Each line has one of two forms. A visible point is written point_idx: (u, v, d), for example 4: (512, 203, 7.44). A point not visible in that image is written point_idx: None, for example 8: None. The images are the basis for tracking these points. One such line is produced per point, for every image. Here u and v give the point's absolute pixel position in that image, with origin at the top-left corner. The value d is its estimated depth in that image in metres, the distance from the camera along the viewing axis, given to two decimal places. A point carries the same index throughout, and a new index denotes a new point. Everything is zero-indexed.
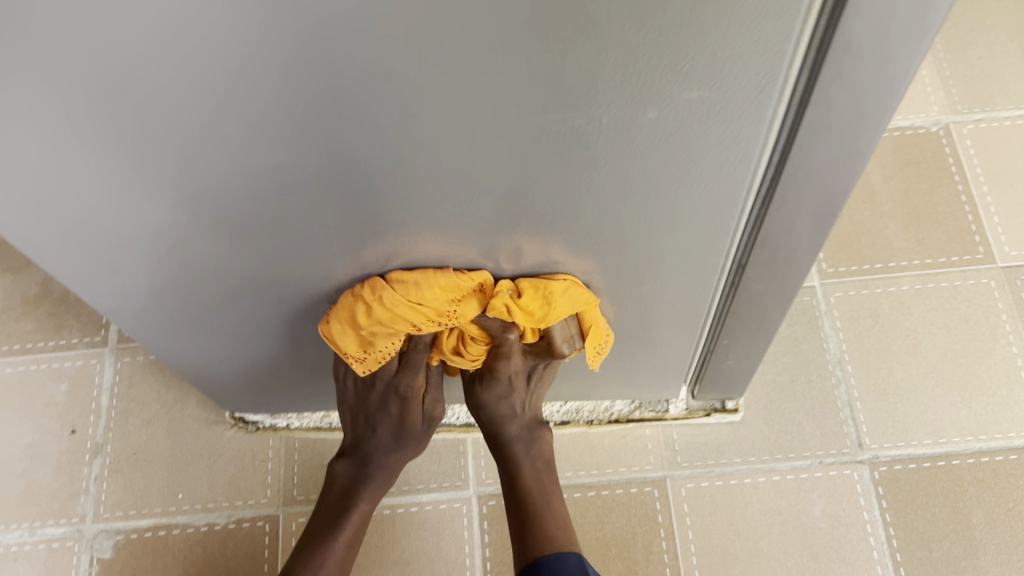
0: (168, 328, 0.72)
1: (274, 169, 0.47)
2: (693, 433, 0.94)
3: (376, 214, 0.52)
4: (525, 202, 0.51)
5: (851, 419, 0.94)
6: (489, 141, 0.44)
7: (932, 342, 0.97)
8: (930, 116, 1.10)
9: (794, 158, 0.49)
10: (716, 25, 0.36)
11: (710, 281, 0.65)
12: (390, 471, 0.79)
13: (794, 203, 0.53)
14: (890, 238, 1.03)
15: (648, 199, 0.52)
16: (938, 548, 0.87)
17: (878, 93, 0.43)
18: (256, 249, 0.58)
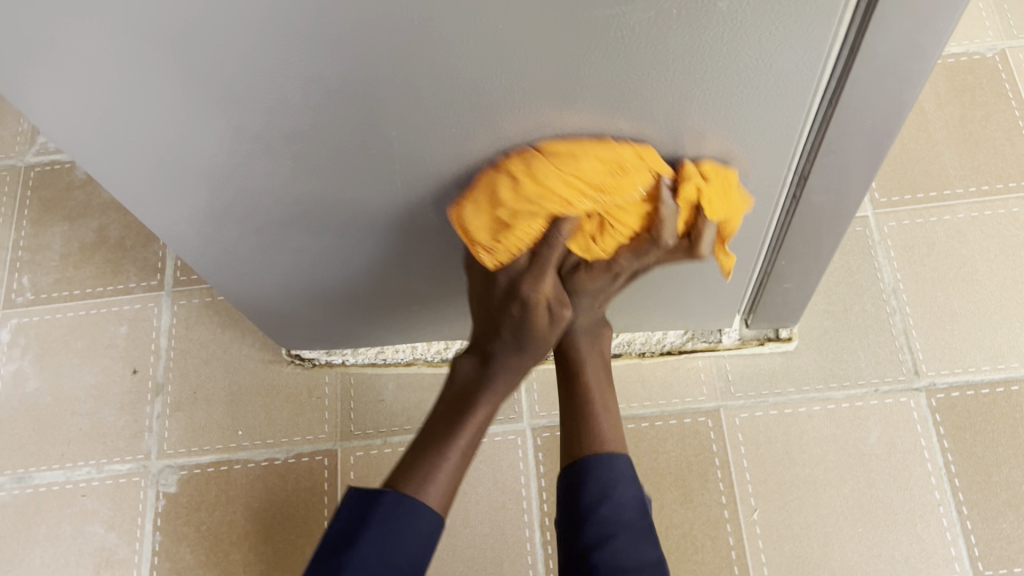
0: (230, 255, 0.73)
1: (336, 63, 0.48)
2: (745, 363, 0.94)
3: (437, 106, 0.52)
4: (587, 92, 0.50)
5: (906, 346, 0.93)
6: (554, 27, 0.44)
7: (990, 269, 0.96)
8: (986, 41, 1.07)
9: (865, 49, 0.48)
10: None
11: (772, 199, 0.63)
12: (518, 372, 0.69)
13: (866, 92, 0.52)
14: (945, 166, 1.01)
15: (714, 92, 0.50)
16: (997, 472, 0.87)
17: None
18: (317, 164, 0.59)
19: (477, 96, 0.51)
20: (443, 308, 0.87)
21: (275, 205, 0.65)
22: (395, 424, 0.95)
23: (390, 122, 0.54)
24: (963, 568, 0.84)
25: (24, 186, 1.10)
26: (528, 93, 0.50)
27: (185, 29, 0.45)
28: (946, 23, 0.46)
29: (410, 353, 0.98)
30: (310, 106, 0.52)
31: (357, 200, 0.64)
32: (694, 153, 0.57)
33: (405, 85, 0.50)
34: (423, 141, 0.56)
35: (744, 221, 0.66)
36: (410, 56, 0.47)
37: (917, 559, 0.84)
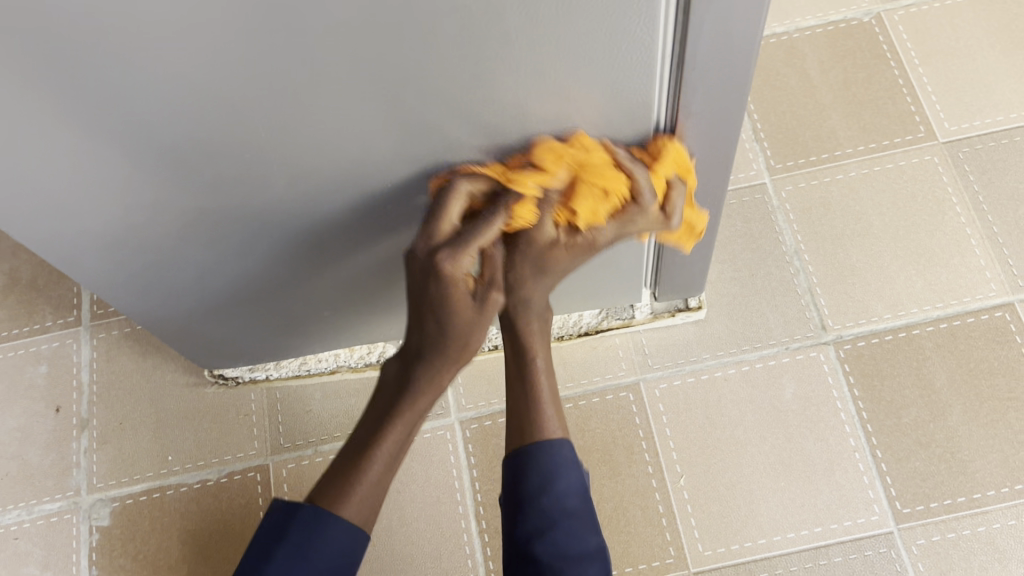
0: (131, 279, 0.74)
1: (192, 101, 0.49)
2: (660, 335, 0.96)
3: (288, 113, 0.51)
4: (437, 79, 0.50)
5: (812, 303, 0.96)
6: (396, 59, 0.47)
7: (883, 221, 1.00)
8: (862, 6, 1.11)
9: (691, 54, 0.52)
10: None
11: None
12: (442, 371, 0.62)
13: (709, 48, 0.51)
14: (834, 128, 1.05)
15: (563, 64, 0.50)
16: (906, 414, 0.90)
17: None
18: (198, 184, 0.60)
19: (340, 127, 0.54)
20: (355, 312, 0.87)
21: (161, 224, 0.65)
22: (325, 433, 0.96)
23: (247, 137, 0.54)
24: (882, 509, 0.87)
25: None
26: (376, 89, 0.50)
27: (10, 60, 0.45)
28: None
29: (334, 360, 0.97)
30: (169, 137, 0.53)
31: (241, 210, 0.65)
32: None
33: (245, 96, 0.49)
34: (287, 150, 0.56)
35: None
36: (241, 68, 0.47)
37: (838, 505, 0.88)
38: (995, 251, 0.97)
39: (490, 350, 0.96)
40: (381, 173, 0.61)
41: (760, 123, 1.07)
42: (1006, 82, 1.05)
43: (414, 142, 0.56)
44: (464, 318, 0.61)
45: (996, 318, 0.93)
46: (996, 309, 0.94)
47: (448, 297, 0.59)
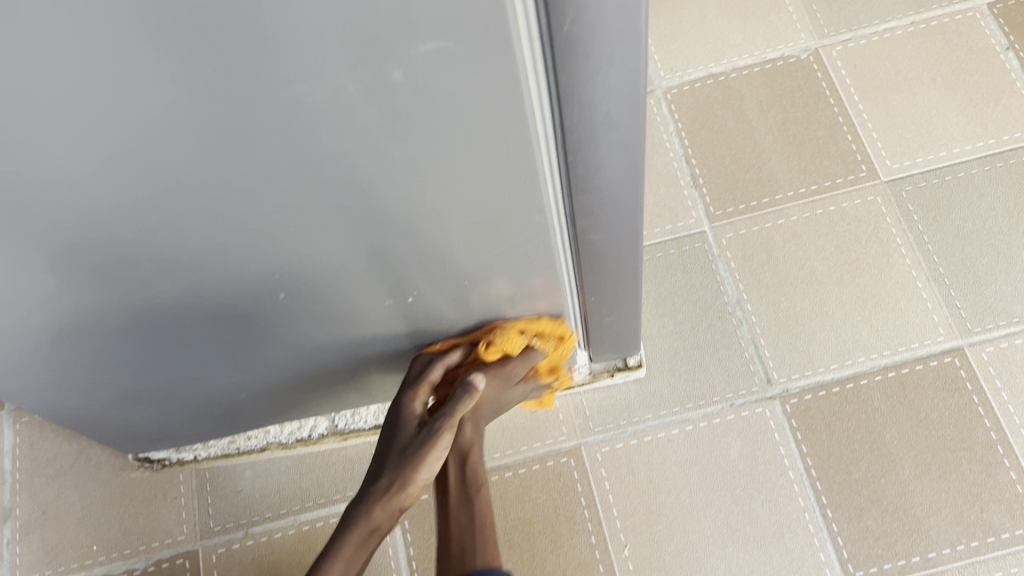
0: (26, 371, 0.70)
1: (59, 202, 0.48)
2: (601, 396, 0.93)
3: (132, 176, 0.47)
4: (287, 118, 0.45)
5: (756, 355, 0.93)
6: (269, 159, 0.48)
7: (827, 266, 0.97)
8: (799, 44, 1.09)
9: (572, 136, 0.52)
10: (421, 40, 0.40)
11: (546, 201, 0.57)
12: (387, 498, 0.67)
13: (590, 58, 0.46)
14: (774, 171, 1.02)
15: (423, 105, 0.45)
16: (856, 470, 0.87)
17: (624, 63, 0.47)
18: (73, 275, 0.57)
19: (228, 222, 0.54)
20: (277, 389, 0.84)
21: (33, 319, 0.62)
22: (256, 514, 0.92)
23: (98, 207, 0.49)
24: (834, 572, 0.83)
25: None
26: (221, 139, 0.45)
27: None
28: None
29: (264, 438, 0.94)
30: (26, 226, 0.50)
31: (119, 300, 0.61)
32: (456, 237, 0.60)
33: (78, 159, 0.45)
34: (149, 228, 0.53)
35: (532, 242, 0.62)
36: (60, 125, 0.42)
37: (788, 571, 0.84)
38: (942, 293, 0.94)
39: None
40: (257, 236, 0.56)
41: (698, 168, 1.04)
42: (948, 117, 1.03)
43: (284, 193, 0.52)
44: (411, 445, 0.68)
45: (946, 364, 0.90)
46: (945, 355, 0.91)
47: (399, 429, 0.70)
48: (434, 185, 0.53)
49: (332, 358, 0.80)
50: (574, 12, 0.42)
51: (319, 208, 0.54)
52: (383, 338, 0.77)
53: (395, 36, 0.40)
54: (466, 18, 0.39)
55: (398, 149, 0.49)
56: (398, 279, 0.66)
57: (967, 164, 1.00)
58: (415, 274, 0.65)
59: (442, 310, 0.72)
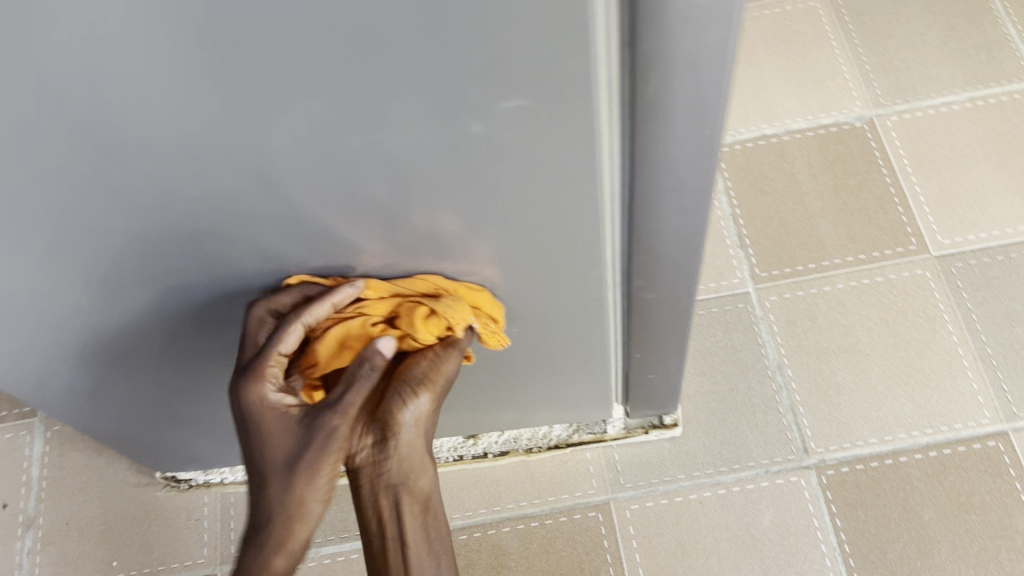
0: (69, 384, 0.71)
1: (129, 221, 0.49)
2: (634, 452, 0.92)
3: (203, 202, 0.48)
4: (362, 160, 0.45)
5: (794, 423, 0.91)
6: (339, 199, 0.48)
7: (871, 337, 0.95)
8: (854, 111, 1.09)
9: (641, 201, 0.52)
10: (505, 99, 0.41)
11: (601, 258, 0.57)
12: (290, 520, 0.55)
13: (667, 125, 0.45)
14: (822, 237, 1.01)
15: (496, 158, 0.46)
16: (891, 550, 0.85)
17: (703, 136, 0.47)
18: (129, 293, 0.57)
19: (290, 256, 0.54)
20: None
21: (83, 332, 0.62)
22: None
23: (166, 228, 0.50)
24: None
25: None
26: (295, 175, 0.46)
27: None
28: (730, 31, 0.39)
29: None
30: (93, 242, 0.51)
31: (170, 318, 0.62)
32: (510, 286, 0.60)
33: (152, 182, 0.45)
34: (211, 253, 0.53)
35: (583, 295, 0.62)
36: (141, 150, 0.43)
37: None
38: (988, 374, 0.92)
39: (454, 462, 0.93)
40: (313, 270, 0.56)
41: (745, 228, 1.04)
42: (1002, 196, 1.02)
43: (345, 232, 0.52)
44: (295, 452, 0.54)
45: (989, 448, 0.88)
46: (988, 438, 0.89)
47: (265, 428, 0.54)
48: (492, 235, 0.53)
49: None
50: (659, 83, 0.42)
51: (378, 250, 0.54)
52: None
53: (481, 93, 0.40)
54: (552, 82, 0.40)
55: (462, 198, 0.49)
56: None
57: (1020, 246, 0.99)
58: None
59: (486, 354, 0.72)
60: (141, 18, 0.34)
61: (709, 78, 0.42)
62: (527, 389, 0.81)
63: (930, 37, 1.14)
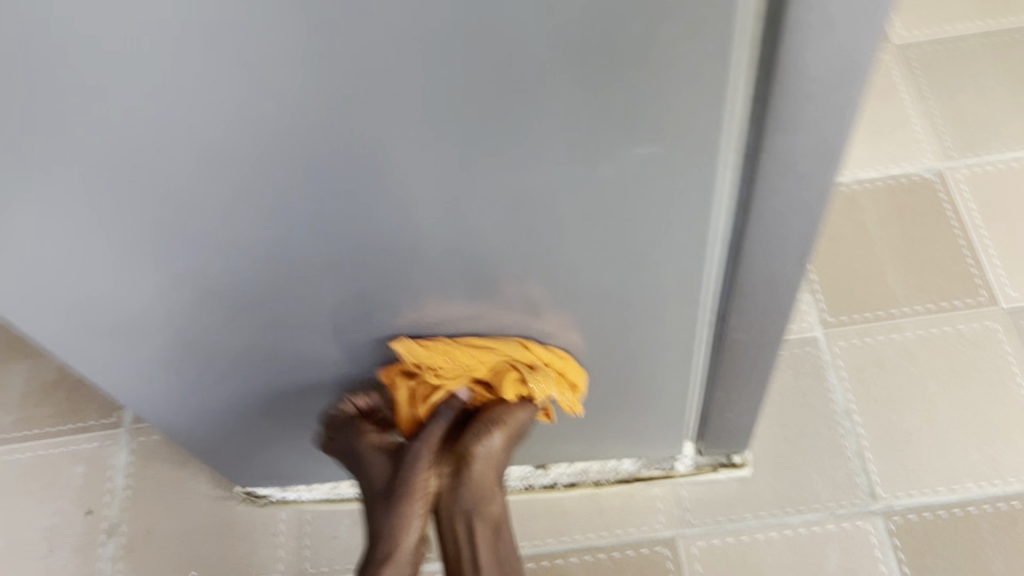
0: (177, 394, 0.75)
1: (272, 252, 0.53)
2: (702, 490, 0.93)
3: (345, 239, 0.51)
4: (499, 205, 0.48)
5: (862, 469, 0.92)
6: (469, 240, 0.52)
7: (940, 387, 0.96)
8: (924, 162, 1.12)
9: (748, 245, 0.55)
10: (641, 151, 0.44)
11: (700, 296, 0.60)
12: (392, 535, 0.64)
13: (784, 176, 0.48)
14: (891, 285, 1.03)
15: (622, 206, 0.49)
16: None
17: (816, 187, 0.49)
18: (255, 314, 0.61)
19: (411, 291, 0.58)
20: None
21: (202, 346, 0.66)
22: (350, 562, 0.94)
23: (305, 260, 0.54)
24: None
25: None
26: (435, 218, 0.49)
27: (101, 200, 0.48)
28: (857, 89, 0.42)
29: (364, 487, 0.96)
30: (235, 268, 0.55)
31: (282, 339, 0.65)
32: (610, 323, 0.63)
33: (304, 219, 0.49)
34: (339, 284, 0.57)
35: (677, 332, 0.65)
36: (302, 192, 0.47)
37: None
38: None
39: (524, 491, 0.96)
40: (429, 304, 0.60)
41: (814, 274, 1.06)
42: None
43: (468, 270, 0.55)
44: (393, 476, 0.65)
45: None
46: None
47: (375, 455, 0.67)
48: (603, 276, 0.56)
49: None
50: (783, 139, 0.45)
51: (494, 287, 0.58)
52: None
53: (621, 144, 0.44)
54: (688, 136, 0.43)
55: (583, 239, 0.52)
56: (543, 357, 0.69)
57: None
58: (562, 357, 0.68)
59: (573, 385, 0.75)
60: (323, 79, 0.38)
61: (832, 134, 0.45)
62: (605, 423, 0.84)
63: (1001, 92, 1.17)
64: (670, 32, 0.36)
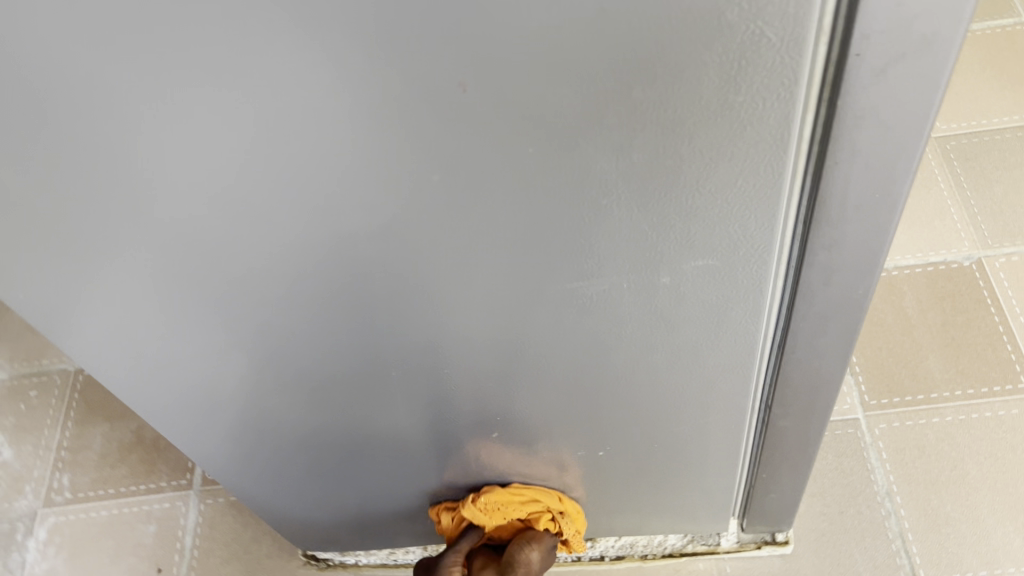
0: (258, 454, 0.82)
1: (364, 322, 0.61)
2: (745, 566, 0.97)
3: (429, 311, 0.59)
4: (566, 289, 0.55)
5: (903, 550, 0.95)
6: (537, 317, 0.59)
7: (981, 471, 0.99)
8: (963, 250, 1.17)
9: (792, 336, 0.60)
10: (697, 254, 0.50)
11: (749, 388, 0.65)
12: None
13: (826, 276, 0.54)
14: (931, 370, 1.07)
15: (677, 298, 0.55)
16: None
17: (856, 286, 0.55)
18: (340, 380, 0.69)
19: (481, 360, 0.65)
20: None
21: (286, 408, 0.74)
22: None
23: (390, 330, 0.61)
24: None
25: (74, 389, 1.24)
26: (509, 297, 0.56)
27: (225, 276, 0.56)
28: (892, 215, 0.49)
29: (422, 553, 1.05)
30: (328, 337, 0.63)
31: (358, 404, 0.72)
32: (661, 402, 0.69)
33: (395, 293, 0.57)
34: (418, 353, 0.64)
35: (725, 417, 0.70)
36: (396, 271, 0.54)
37: None
38: None
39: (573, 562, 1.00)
40: (499, 374, 0.67)
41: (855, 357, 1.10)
42: None
43: (534, 343, 0.62)
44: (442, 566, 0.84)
45: None
46: None
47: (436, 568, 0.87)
48: (656, 358, 0.62)
49: None
50: (826, 245, 0.51)
51: (557, 359, 0.64)
52: (557, 481, 0.85)
53: (679, 247, 0.50)
54: (740, 241, 0.49)
55: (641, 324, 0.58)
56: (597, 429, 0.75)
57: None
58: (614, 428, 0.74)
59: (622, 461, 0.80)
60: (425, 178, 0.46)
61: (869, 241, 0.51)
62: (652, 500, 0.88)
63: None
64: (728, 162, 0.44)
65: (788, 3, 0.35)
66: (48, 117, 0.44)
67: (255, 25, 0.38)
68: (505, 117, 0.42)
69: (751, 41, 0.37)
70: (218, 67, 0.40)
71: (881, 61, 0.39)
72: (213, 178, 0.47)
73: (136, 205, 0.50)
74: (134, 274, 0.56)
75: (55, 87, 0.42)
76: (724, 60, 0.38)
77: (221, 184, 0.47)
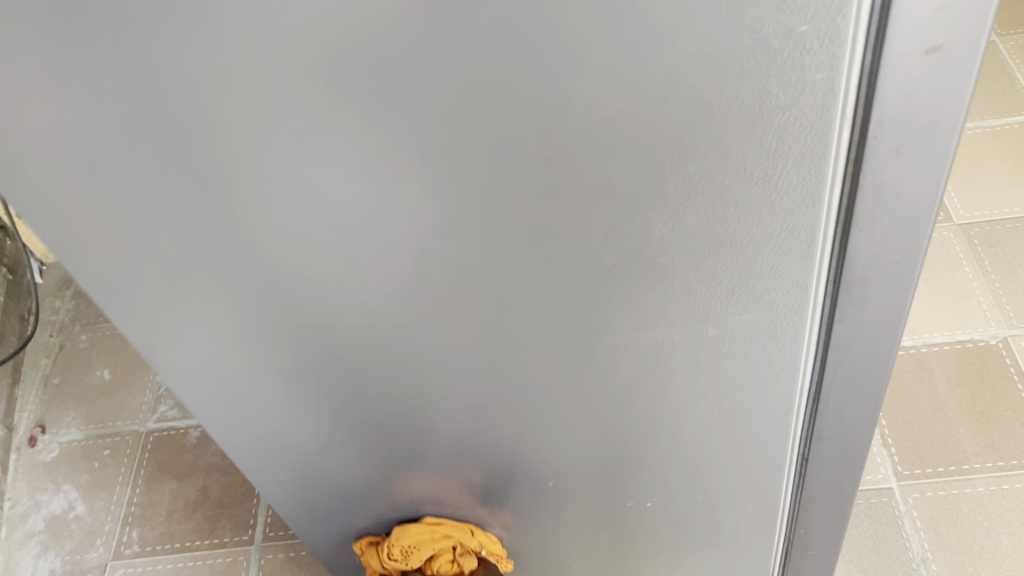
0: (336, 502, 0.90)
1: (442, 375, 0.68)
2: None
3: (500, 364, 0.66)
4: (623, 342, 0.63)
5: None
6: (596, 369, 0.66)
7: (1012, 539, 1.06)
8: (989, 329, 1.28)
9: (825, 389, 0.67)
10: (739, 309, 0.58)
11: (786, 440, 0.72)
12: None
13: (855, 331, 0.61)
14: (961, 442, 1.17)
15: (722, 351, 0.62)
16: None
17: (882, 341, 0.62)
18: (418, 431, 0.77)
19: (544, 412, 0.72)
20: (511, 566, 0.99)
21: (365, 457, 0.82)
22: None
23: (464, 382, 0.69)
24: None
25: (145, 447, 1.46)
26: (573, 350, 0.64)
27: (326, 326, 0.64)
28: (912, 277, 0.56)
29: None
30: (410, 387, 0.70)
31: (426, 453, 0.80)
32: (706, 454, 0.75)
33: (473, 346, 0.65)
34: (487, 404, 0.72)
35: (765, 470, 0.76)
36: (476, 324, 0.62)
37: None
38: None
39: None
40: (564, 428, 0.74)
41: (889, 430, 1.21)
42: None
43: (592, 394, 0.69)
44: None
45: None
46: None
47: None
48: (701, 409, 0.69)
49: (563, 545, 0.95)
50: (853, 302, 0.58)
51: (612, 411, 0.71)
52: (609, 534, 0.92)
53: (723, 302, 0.58)
54: (777, 298, 0.57)
55: (689, 375, 0.65)
56: (646, 480, 0.81)
57: None
58: (660, 480, 0.81)
59: (669, 514, 0.86)
60: (509, 240, 0.55)
61: (893, 300, 0.58)
62: (697, 556, 0.94)
63: None
64: (767, 227, 0.52)
65: (817, 93, 0.44)
66: (193, 192, 0.53)
67: (383, 109, 0.46)
68: (580, 189, 0.50)
69: (787, 123, 0.45)
70: (347, 145, 0.49)
71: (896, 140, 0.47)
72: (329, 240, 0.56)
73: (256, 263, 0.58)
74: (245, 321, 0.65)
75: (207, 164, 0.51)
76: (764, 140, 0.47)
77: (334, 246, 0.56)
